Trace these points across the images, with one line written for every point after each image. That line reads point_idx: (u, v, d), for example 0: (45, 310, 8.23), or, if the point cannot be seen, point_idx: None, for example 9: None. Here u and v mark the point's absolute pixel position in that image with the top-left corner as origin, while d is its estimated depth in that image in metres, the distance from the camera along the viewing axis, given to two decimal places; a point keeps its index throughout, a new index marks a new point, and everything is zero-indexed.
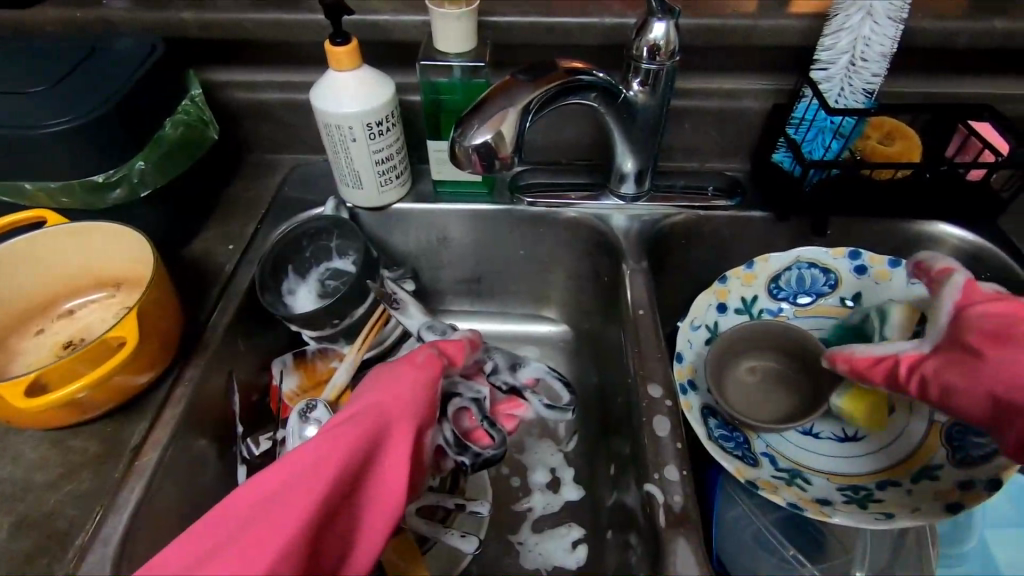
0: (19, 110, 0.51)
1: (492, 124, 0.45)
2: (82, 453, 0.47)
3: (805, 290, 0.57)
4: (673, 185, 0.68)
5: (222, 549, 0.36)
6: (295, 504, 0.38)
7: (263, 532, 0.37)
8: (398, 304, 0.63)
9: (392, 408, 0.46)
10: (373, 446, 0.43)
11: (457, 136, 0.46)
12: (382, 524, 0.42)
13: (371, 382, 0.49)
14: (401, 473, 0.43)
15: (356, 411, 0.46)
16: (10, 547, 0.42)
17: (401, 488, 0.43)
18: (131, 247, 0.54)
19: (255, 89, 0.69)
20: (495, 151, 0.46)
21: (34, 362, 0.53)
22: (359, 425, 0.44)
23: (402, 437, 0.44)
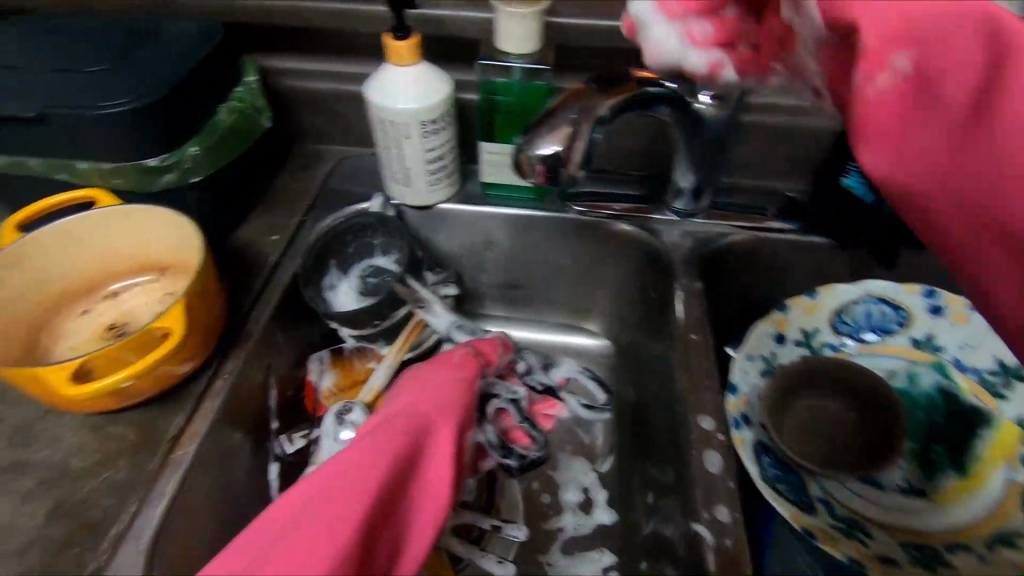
0: (77, 89, 0.50)
1: (560, 137, 0.43)
2: (120, 440, 0.47)
3: (873, 326, 0.54)
4: (731, 204, 0.65)
5: (275, 550, 0.35)
6: (347, 500, 0.38)
7: (316, 528, 0.36)
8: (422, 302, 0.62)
9: (432, 408, 0.47)
10: (416, 446, 0.43)
11: (523, 143, 0.44)
12: (427, 525, 0.41)
13: (407, 385, 0.50)
14: (447, 472, 0.43)
15: (396, 414, 0.46)
16: (46, 531, 0.42)
17: (446, 487, 0.43)
18: (178, 233, 0.54)
19: (308, 78, 0.68)
20: (561, 162, 0.44)
21: (79, 343, 0.53)
22: (402, 426, 0.44)
23: (445, 435, 0.45)
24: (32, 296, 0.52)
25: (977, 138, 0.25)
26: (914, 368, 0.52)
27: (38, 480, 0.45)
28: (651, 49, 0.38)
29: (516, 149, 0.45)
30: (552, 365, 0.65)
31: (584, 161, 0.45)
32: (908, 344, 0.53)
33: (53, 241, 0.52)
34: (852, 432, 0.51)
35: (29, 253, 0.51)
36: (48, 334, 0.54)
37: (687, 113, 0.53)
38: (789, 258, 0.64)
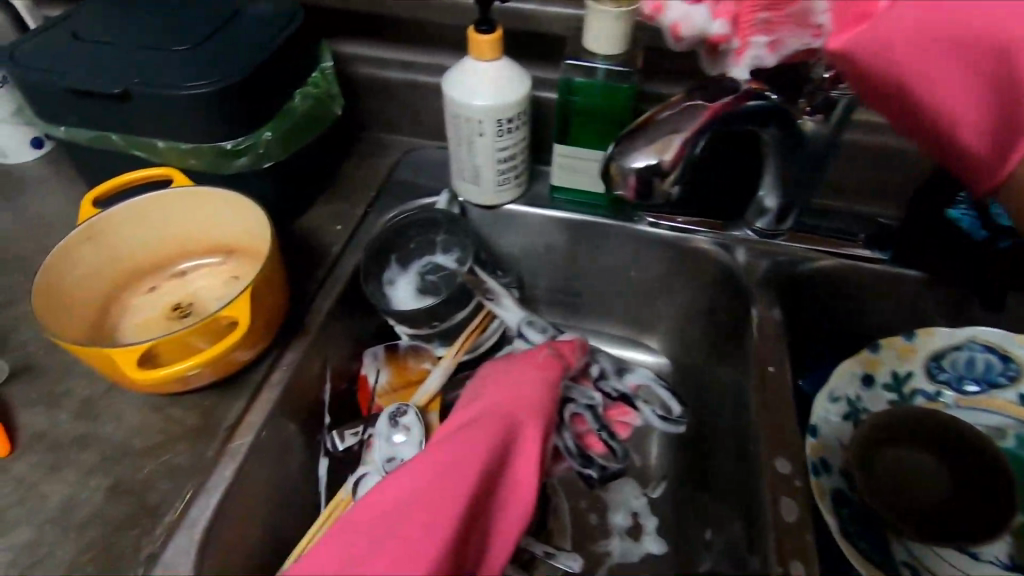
0: (163, 68, 0.50)
1: (656, 149, 0.41)
2: (180, 424, 0.46)
3: (974, 377, 0.50)
4: (818, 225, 0.60)
5: (388, 532, 0.40)
6: (450, 492, 0.42)
7: (424, 518, 0.41)
8: (491, 294, 0.61)
9: (520, 408, 0.49)
10: (507, 446, 0.47)
11: (615, 153, 0.43)
12: (516, 519, 0.45)
13: (494, 379, 0.53)
14: (534, 471, 0.46)
15: (486, 411, 0.49)
16: (105, 510, 0.42)
17: (534, 485, 0.46)
18: (247, 217, 0.53)
19: (382, 67, 0.67)
20: (658, 173, 0.42)
21: (145, 320, 0.54)
22: (493, 425, 0.47)
23: (532, 438, 0.48)
24: (105, 270, 0.53)
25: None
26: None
27: (100, 457, 0.45)
28: (679, 22, 0.36)
29: (606, 157, 0.44)
30: (627, 368, 0.61)
31: (680, 177, 0.43)
32: (1016, 400, 0.49)
33: (128, 217, 0.52)
34: (943, 481, 0.46)
35: (106, 228, 0.51)
36: (116, 308, 0.54)
37: (790, 131, 0.48)
38: (877, 290, 0.59)
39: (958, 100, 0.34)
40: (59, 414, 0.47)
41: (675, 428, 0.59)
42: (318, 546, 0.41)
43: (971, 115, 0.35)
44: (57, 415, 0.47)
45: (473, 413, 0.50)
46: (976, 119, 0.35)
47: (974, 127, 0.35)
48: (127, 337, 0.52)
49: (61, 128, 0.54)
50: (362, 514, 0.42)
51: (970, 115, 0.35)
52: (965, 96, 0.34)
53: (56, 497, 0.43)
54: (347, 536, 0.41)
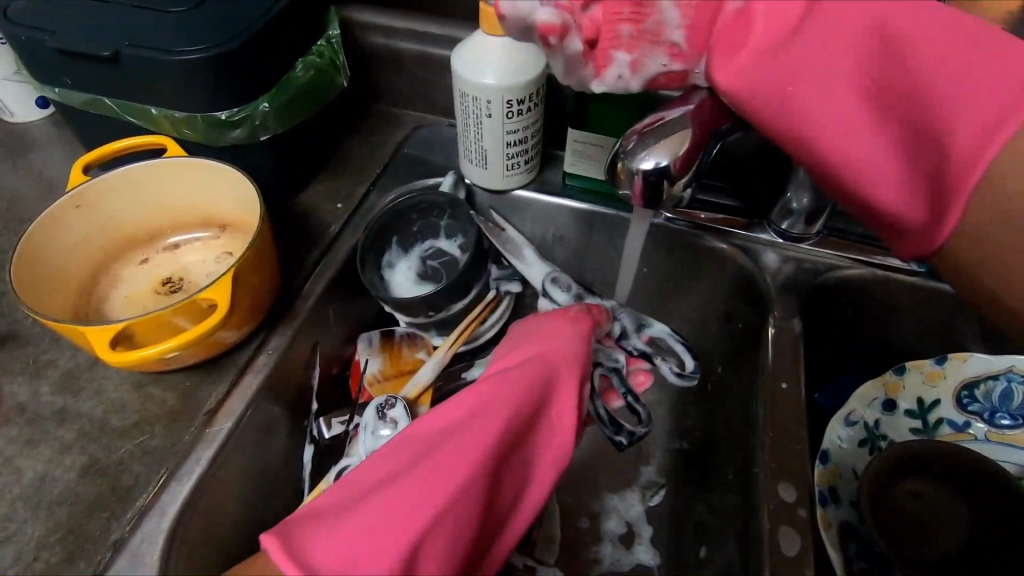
0: (155, 31, 0.47)
1: (671, 147, 0.36)
2: (159, 404, 0.45)
3: (1009, 411, 0.46)
4: (848, 230, 0.55)
5: (411, 466, 0.37)
6: (479, 430, 0.38)
7: (450, 454, 0.37)
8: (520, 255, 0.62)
9: (557, 355, 0.46)
10: (542, 391, 0.43)
11: (623, 150, 0.38)
12: (553, 463, 0.41)
13: (527, 332, 0.49)
14: (570, 418, 0.42)
15: (519, 359, 0.45)
16: (78, 489, 0.41)
17: (571, 434, 0.42)
18: (239, 192, 0.51)
19: (394, 37, 0.63)
20: (668, 176, 0.37)
21: (134, 293, 0.52)
22: (528, 370, 0.43)
23: (569, 383, 0.44)
24: (95, 239, 0.51)
25: (804, 30, 0.31)
26: None
27: (78, 434, 0.44)
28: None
29: (612, 155, 0.39)
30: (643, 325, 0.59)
31: (689, 180, 0.39)
32: None
33: (118, 186, 0.50)
34: (953, 530, 0.43)
35: (96, 195, 0.50)
36: (106, 278, 0.53)
37: None
38: (908, 305, 0.55)
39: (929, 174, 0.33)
40: (41, 386, 0.46)
41: (687, 382, 0.58)
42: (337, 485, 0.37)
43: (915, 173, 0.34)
44: (38, 387, 0.46)
45: (505, 362, 0.46)
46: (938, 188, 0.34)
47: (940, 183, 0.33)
48: (115, 309, 0.51)
49: (55, 90, 0.52)
50: (387, 454, 0.39)
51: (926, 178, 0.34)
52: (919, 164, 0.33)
53: (31, 472, 0.42)
54: (367, 474, 0.38)
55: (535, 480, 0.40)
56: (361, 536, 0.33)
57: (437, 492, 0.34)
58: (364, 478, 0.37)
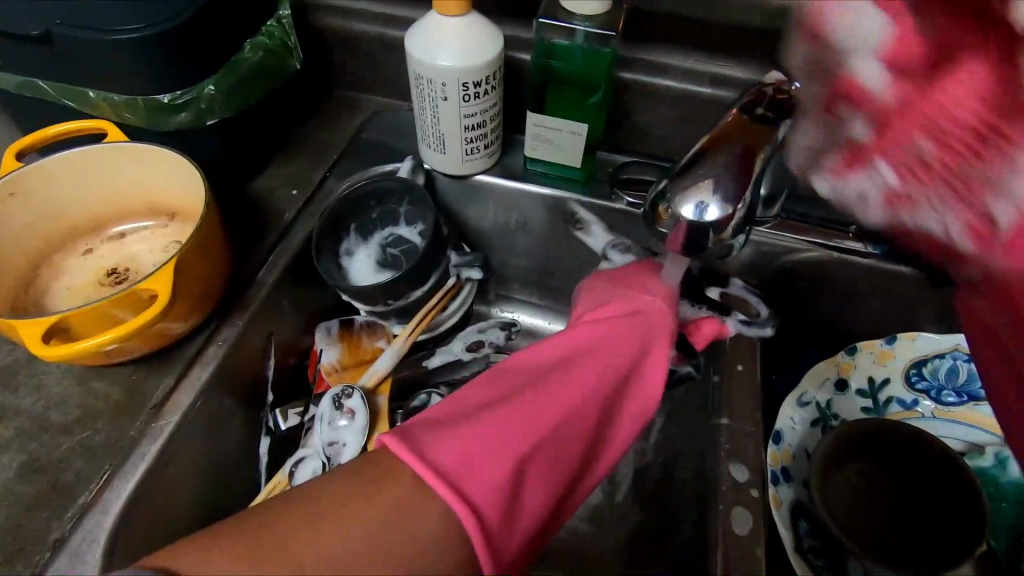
0: (89, 8, 0.45)
1: (714, 179, 0.32)
2: (103, 399, 0.44)
3: (954, 388, 0.47)
4: (808, 216, 0.55)
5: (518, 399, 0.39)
6: (575, 384, 0.41)
7: (552, 399, 0.39)
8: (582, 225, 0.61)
9: (662, 315, 0.45)
10: (637, 348, 0.44)
11: (663, 192, 0.34)
12: (633, 422, 0.43)
13: (625, 279, 0.48)
14: (659, 380, 0.44)
15: (619, 310, 0.46)
16: (16, 488, 0.40)
17: (658, 393, 0.44)
18: (186, 178, 0.49)
19: (348, 18, 0.61)
20: (714, 225, 0.33)
21: (77, 284, 0.51)
22: (626, 326, 0.44)
23: (661, 348, 0.44)
24: (34, 229, 0.49)
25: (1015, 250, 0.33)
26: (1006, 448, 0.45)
27: (16, 431, 0.42)
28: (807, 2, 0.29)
29: (653, 194, 0.35)
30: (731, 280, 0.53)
31: (744, 226, 0.34)
32: None
33: (56, 174, 0.48)
34: (879, 497, 0.44)
35: (33, 183, 0.47)
36: (46, 269, 0.51)
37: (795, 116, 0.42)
38: (864, 286, 0.55)
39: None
40: None
41: (759, 332, 0.50)
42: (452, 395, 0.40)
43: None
44: None
45: (606, 308, 0.46)
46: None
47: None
48: (56, 302, 0.49)
49: None
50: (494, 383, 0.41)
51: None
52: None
53: None
54: (476, 395, 0.40)
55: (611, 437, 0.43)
56: (475, 453, 0.35)
57: (535, 433, 0.37)
58: (475, 396, 0.40)
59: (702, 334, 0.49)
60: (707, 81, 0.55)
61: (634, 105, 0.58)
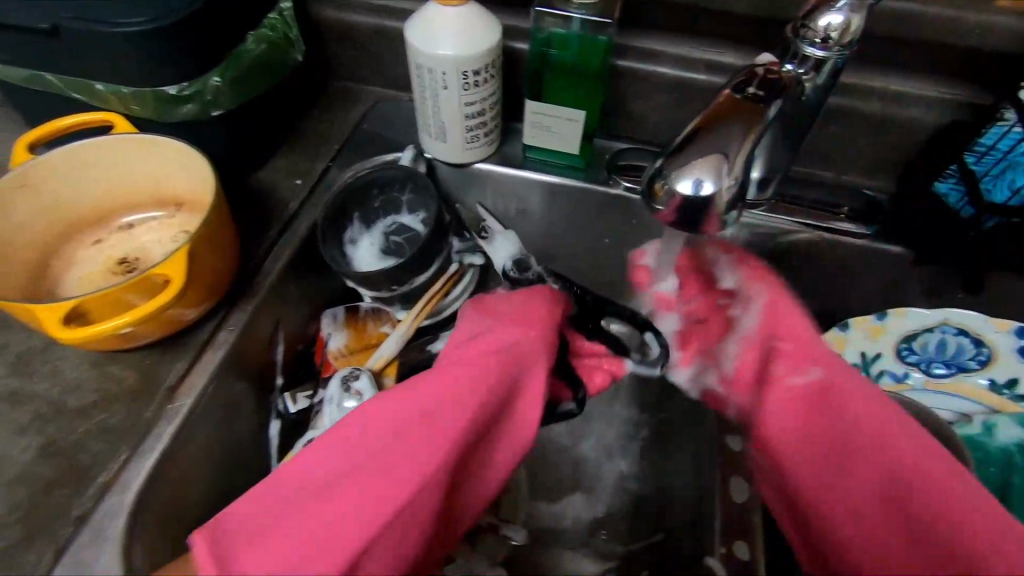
0: (96, 2, 0.46)
1: (707, 162, 0.33)
2: (118, 382, 0.45)
3: (945, 360, 0.49)
4: (801, 197, 0.58)
5: (375, 457, 0.37)
6: (434, 435, 0.37)
7: (412, 453, 0.37)
8: (488, 234, 0.62)
9: (529, 348, 0.43)
10: (508, 384, 0.42)
11: (661, 169, 0.35)
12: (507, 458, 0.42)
13: (499, 309, 0.47)
14: (535, 414, 0.42)
15: (488, 348, 0.42)
16: (37, 468, 0.41)
17: (533, 428, 0.43)
18: (193, 168, 0.50)
19: (347, 10, 0.62)
20: (710, 201, 0.34)
21: (89, 273, 0.52)
22: (495, 363, 0.41)
23: (535, 380, 0.43)
24: (45, 220, 0.50)
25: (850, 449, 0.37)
26: (994, 417, 0.46)
27: (34, 415, 0.43)
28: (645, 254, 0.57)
29: (651, 173, 0.36)
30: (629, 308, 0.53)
31: (738, 202, 0.35)
32: (985, 385, 0.48)
33: (65, 166, 0.49)
34: None
35: (43, 175, 0.48)
36: (59, 259, 0.52)
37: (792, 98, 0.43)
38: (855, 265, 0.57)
39: (962, 507, 0.32)
40: None
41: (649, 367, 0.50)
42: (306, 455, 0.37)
43: (968, 536, 0.32)
44: None
45: (473, 345, 0.43)
46: (973, 534, 0.31)
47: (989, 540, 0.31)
48: (69, 290, 0.51)
49: None
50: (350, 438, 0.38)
51: (989, 537, 0.31)
52: (979, 539, 0.31)
53: None
54: (333, 456, 0.37)
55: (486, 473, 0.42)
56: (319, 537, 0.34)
57: (383, 505, 0.35)
58: (330, 458, 0.37)
59: (596, 380, 0.49)
60: (699, 67, 0.56)
61: (629, 93, 0.59)
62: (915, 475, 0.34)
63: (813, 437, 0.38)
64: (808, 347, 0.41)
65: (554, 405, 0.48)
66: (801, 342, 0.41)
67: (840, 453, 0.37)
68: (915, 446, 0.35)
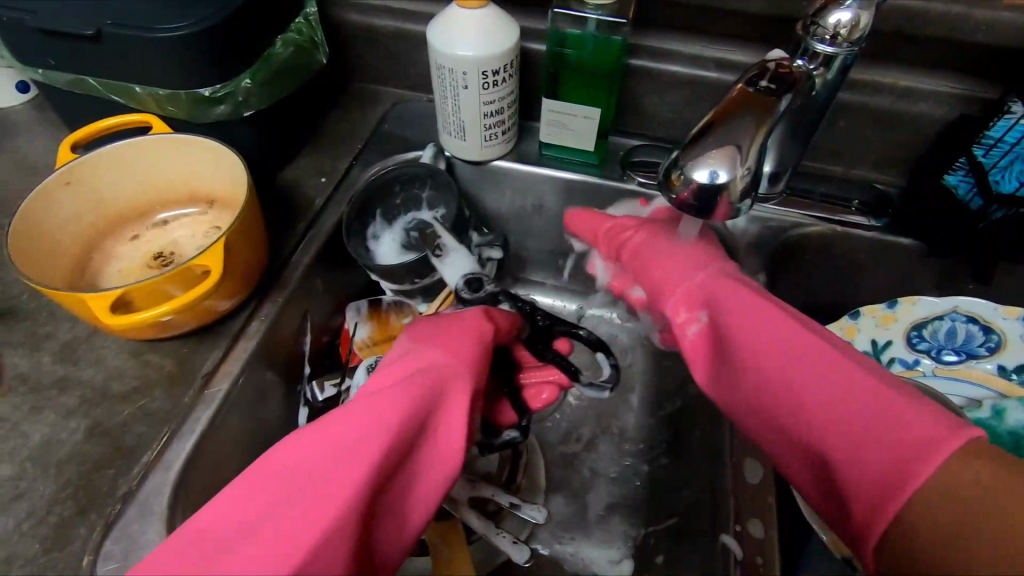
0: (137, 9, 0.48)
1: (719, 153, 0.35)
2: (158, 369, 0.47)
3: (954, 347, 0.51)
4: (811, 191, 0.59)
5: (267, 514, 0.31)
6: (343, 475, 0.32)
7: (309, 500, 0.32)
8: (442, 250, 0.56)
9: (452, 368, 0.40)
10: (426, 409, 0.37)
11: (676, 160, 0.37)
12: (438, 486, 0.36)
13: (423, 335, 0.44)
14: (459, 442, 0.37)
15: (408, 371, 0.40)
16: (85, 449, 0.43)
17: (457, 458, 0.37)
18: (225, 166, 0.53)
19: (368, 14, 0.65)
20: (724, 190, 0.36)
21: (127, 267, 0.54)
22: (411, 386, 0.37)
23: (460, 399, 0.38)
24: (87, 217, 0.53)
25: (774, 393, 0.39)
26: (1004, 401, 0.47)
27: (80, 400, 0.46)
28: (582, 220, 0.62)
29: (666, 165, 0.38)
30: (580, 326, 0.49)
31: (749, 191, 0.37)
32: (993, 370, 0.50)
33: (105, 165, 0.52)
34: None
35: (85, 174, 0.51)
36: (99, 254, 0.54)
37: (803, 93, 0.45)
38: (865, 256, 0.58)
39: (841, 404, 0.35)
40: (41, 356, 0.48)
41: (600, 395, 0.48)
42: (189, 526, 0.32)
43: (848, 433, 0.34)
44: (38, 358, 0.48)
45: (392, 373, 0.40)
46: (847, 425, 0.35)
47: (863, 426, 0.34)
48: (109, 283, 0.53)
49: (38, 71, 0.53)
50: (237, 497, 0.33)
51: (864, 424, 0.34)
52: (855, 430, 0.34)
53: (37, 435, 0.44)
54: (219, 521, 0.32)
55: (417, 510, 0.36)
56: None
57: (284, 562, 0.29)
58: (215, 527, 0.32)
59: (541, 398, 0.49)
60: (711, 65, 0.58)
61: (642, 91, 0.61)
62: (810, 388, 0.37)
63: (722, 369, 0.44)
64: (723, 302, 0.45)
65: (496, 433, 0.47)
66: (720, 289, 0.46)
67: (755, 399, 0.41)
68: (812, 375, 0.37)
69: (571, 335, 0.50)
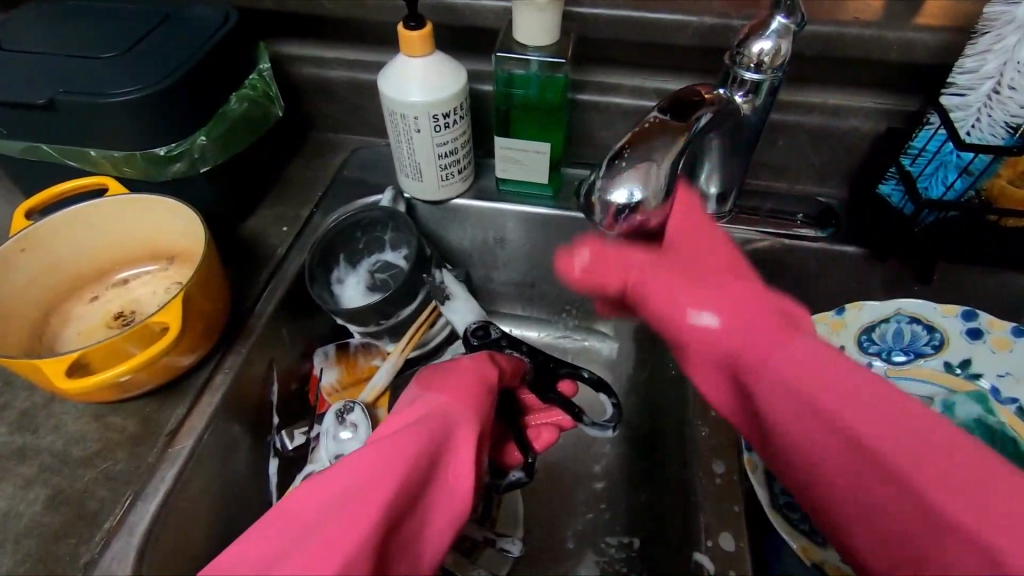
0: (89, 76, 0.49)
1: (635, 175, 0.41)
2: (120, 431, 0.47)
3: (904, 347, 0.54)
4: (759, 208, 0.62)
5: (276, 563, 0.30)
6: (348, 524, 0.31)
7: (327, 537, 0.31)
8: (449, 297, 0.58)
9: (455, 409, 0.40)
10: (433, 453, 0.37)
11: (601, 182, 0.42)
12: (446, 529, 0.35)
13: (423, 381, 0.44)
14: (468, 480, 0.37)
15: (414, 415, 0.39)
16: (44, 519, 0.42)
17: (467, 496, 0.36)
18: (183, 222, 0.53)
19: (323, 66, 0.66)
20: (641, 206, 0.41)
21: (87, 329, 0.54)
22: (419, 428, 0.37)
23: (467, 441, 0.38)
24: (42, 281, 0.53)
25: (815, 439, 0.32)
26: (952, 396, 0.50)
27: (39, 468, 0.45)
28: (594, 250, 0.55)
29: (589, 189, 0.43)
30: (583, 367, 0.50)
31: (665, 203, 0.42)
32: (941, 367, 0.54)
33: (62, 228, 0.52)
34: None
35: (40, 239, 0.51)
36: (58, 318, 0.54)
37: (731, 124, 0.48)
38: (816, 266, 0.60)
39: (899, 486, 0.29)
40: None
41: (602, 434, 0.48)
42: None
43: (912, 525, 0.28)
44: None
45: (398, 419, 0.40)
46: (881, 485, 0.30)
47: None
48: (68, 346, 0.53)
49: None
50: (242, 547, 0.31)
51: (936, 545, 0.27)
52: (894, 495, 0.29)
53: None
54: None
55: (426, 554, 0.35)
56: None
57: None
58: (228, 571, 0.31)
59: (542, 439, 0.48)
60: (654, 94, 0.61)
61: (593, 124, 0.64)
62: (872, 480, 0.30)
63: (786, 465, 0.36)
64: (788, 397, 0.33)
65: (502, 474, 0.47)
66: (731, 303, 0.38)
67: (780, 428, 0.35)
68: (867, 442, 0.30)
69: (574, 377, 0.50)
